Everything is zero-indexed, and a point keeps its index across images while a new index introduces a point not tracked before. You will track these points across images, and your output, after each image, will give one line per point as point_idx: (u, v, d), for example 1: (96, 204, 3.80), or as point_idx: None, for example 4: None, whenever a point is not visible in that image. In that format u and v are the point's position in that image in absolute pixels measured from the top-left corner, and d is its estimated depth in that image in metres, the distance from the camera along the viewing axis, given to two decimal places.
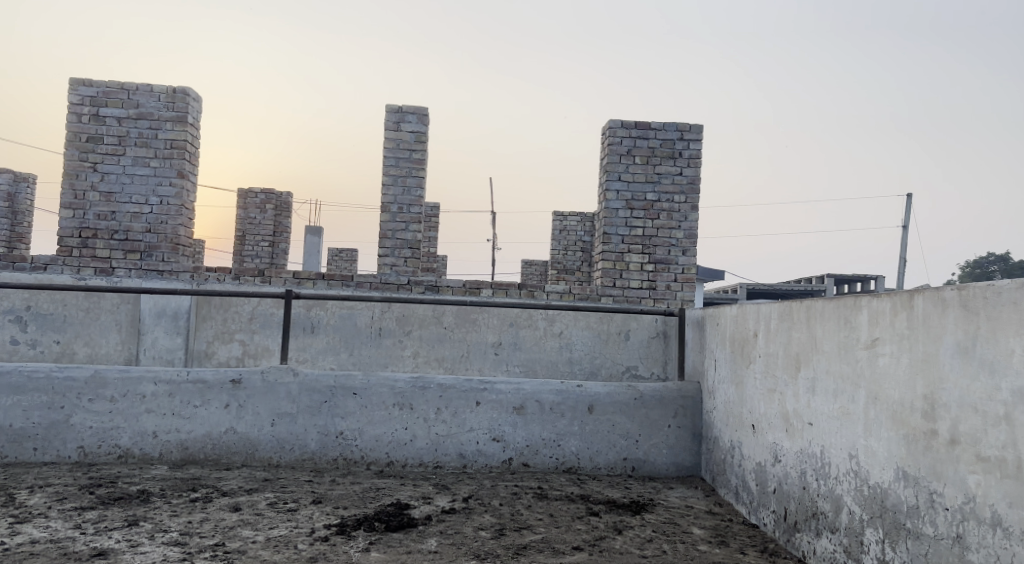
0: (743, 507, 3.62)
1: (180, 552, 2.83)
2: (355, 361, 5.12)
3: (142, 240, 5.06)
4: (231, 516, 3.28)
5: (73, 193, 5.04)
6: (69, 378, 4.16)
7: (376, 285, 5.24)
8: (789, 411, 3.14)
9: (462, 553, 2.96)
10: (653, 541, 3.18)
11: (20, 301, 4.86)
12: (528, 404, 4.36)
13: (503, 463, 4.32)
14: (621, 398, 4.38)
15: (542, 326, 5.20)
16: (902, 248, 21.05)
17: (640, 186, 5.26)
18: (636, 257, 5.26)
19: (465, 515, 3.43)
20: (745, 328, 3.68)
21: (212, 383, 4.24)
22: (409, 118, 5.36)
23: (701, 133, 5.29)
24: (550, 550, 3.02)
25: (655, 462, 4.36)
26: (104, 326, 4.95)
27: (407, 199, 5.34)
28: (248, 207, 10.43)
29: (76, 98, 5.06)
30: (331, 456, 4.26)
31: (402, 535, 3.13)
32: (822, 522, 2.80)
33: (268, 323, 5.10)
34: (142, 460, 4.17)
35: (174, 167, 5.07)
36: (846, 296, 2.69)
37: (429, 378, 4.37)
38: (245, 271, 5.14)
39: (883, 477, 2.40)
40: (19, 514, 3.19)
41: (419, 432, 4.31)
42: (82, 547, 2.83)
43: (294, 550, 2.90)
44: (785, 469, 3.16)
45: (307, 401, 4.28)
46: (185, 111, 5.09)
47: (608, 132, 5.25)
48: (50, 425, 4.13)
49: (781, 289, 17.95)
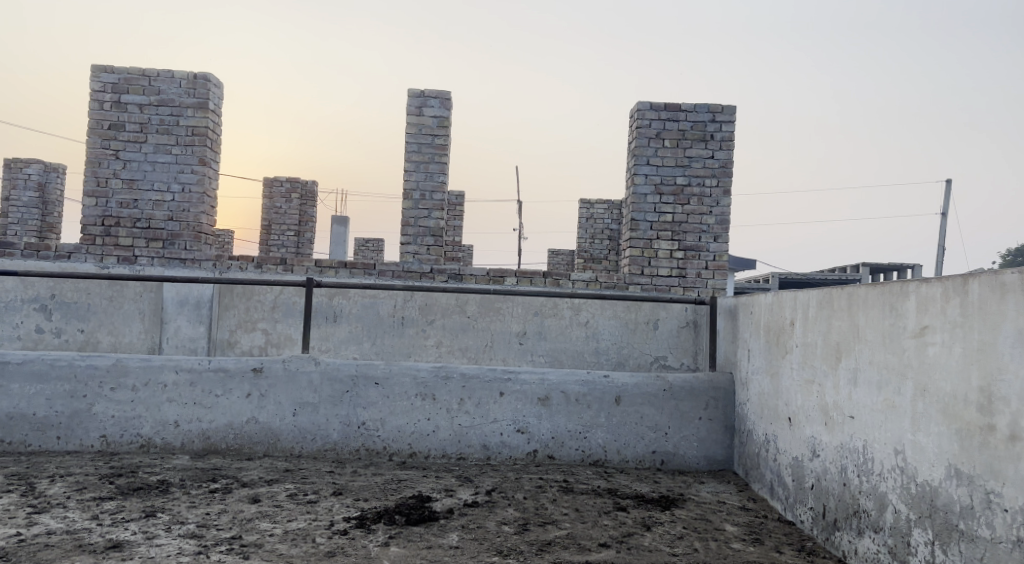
0: (779, 503, 3.47)
1: (196, 545, 2.76)
2: (378, 351, 5.04)
3: (164, 228, 5.03)
4: (250, 507, 3.21)
5: (96, 180, 5.01)
6: (91, 366, 4.13)
7: (398, 274, 5.13)
8: (828, 404, 2.98)
9: (484, 549, 2.85)
10: (683, 538, 3.05)
11: (45, 290, 4.85)
12: (553, 395, 4.23)
13: (527, 455, 4.21)
14: (650, 389, 4.23)
15: (568, 315, 5.07)
16: (941, 235, 20.51)
17: (669, 170, 5.09)
18: (665, 244, 5.10)
19: (487, 509, 3.32)
20: (781, 317, 3.51)
21: (233, 371, 4.18)
22: (431, 103, 5.25)
23: (734, 114, 5.10)
24: (575, 547, 2.90)
25: (685, 455, 4.22)
26: (127, 315, 4.93)
27: (429, 185, 5.23)
28: (274, 197, 10.42)
29: (98, 85, 5.03)
30: (353, 447, 4.19)
31: (423, 529, 3.04)
32: (865, 520, 2.65)
33: (290, 312, 5.04)
34: (164, 449, 4.13)
35: (196, 154, 5.03)
36: (893, 282, 2.52)
37: (452, 368, 4.27)
38: (267, 260, 5.07)
39: (933, 474, 2.25)
40: (38, 503, 3.15)
41: (441, 423, 4.21)
42: (98, 539, 2.77)
43: (311, 544, 2.82)
44: (824, 464, 3.00)
45: (329, 390, 4.20)
46: (206, 98, 5.04)
47: (637, 114, 5.10)
48: (73, 414, 4.10)
49: (813, 279, 17.53)
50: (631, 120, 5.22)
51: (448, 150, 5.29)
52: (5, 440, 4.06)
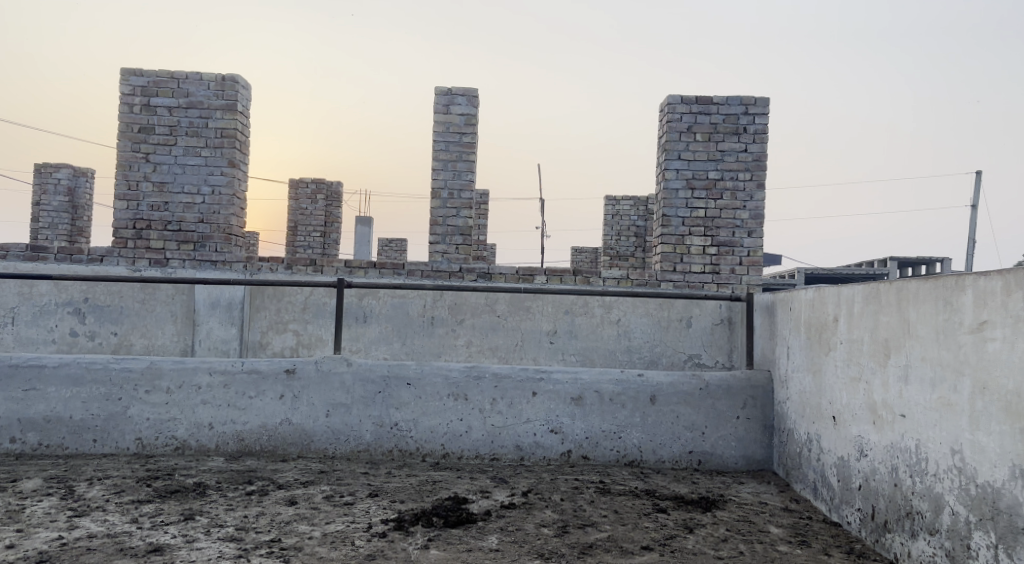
0: (823, 504, 3.39)
1: (236, 548, 2.75)
2: (408, 351, 5.02)
3: (195, 230, 5.04)
4: (287, 510, 3.19)
5: (127, 184, 5.03)
6: (126, 369, 4.14)
7: (427, 273, 5.10)
8: (876, 402, 2.90)
9: (525, 552, 2.80)
10: (727, 541, 2.98)
11: (78, 293, 4.89)
12: (587, 394, 4.18)
13: (562, 455, 4.16)
14: (685, 388, 4.17)
15: (599, 313, 5.01)
16: (970, 227, 20.15)
17: (701, 164, 5.01)
18: (697, 240, 5.03)
19: (525, 511, 3.28)
20: (824, 313, 3.44)
21: (266, 373, 4.18)
22: (459, 100, 5.22)
23: (767, 107, 5.00)
24: (618, 550, 2.85)
25: (722, 455, 4.14)
26: (159, 317, 4.94)
27: (457, 184, 5.20)
28: (299, 198, 10.45)
29: (128, 88, 5.05)
30: (386, 448, 4.16)
31: (461, 532, 3.00)
32: (919, 522, 2.58)
33: (320, 313, 5.04)
34: (199, 452, 4.13)
35: (225, 156, 5.04)
36: (947, 275, 2.46)
37: (484, 368, 4.23)
38: (297, 261, 5.07)
39: (995, 475, 2.20)
40: (77, 507, 3.15)
41: (474, 423, 4.18)
42: (138, 542, 2.76)
43: (351, 547, 2.79)
44: (872, 464, 2.93)
45: (362, 391, 4.18)
46: (234, 99, 5.04)
47: (667, 108, 5.03)
48: (108, 417, 4.12)
49: (841, 274, 17.28)
50: (661, 114, 5.15)
51: (476, 148, 5.26)
52: (42, 443, 4.08)
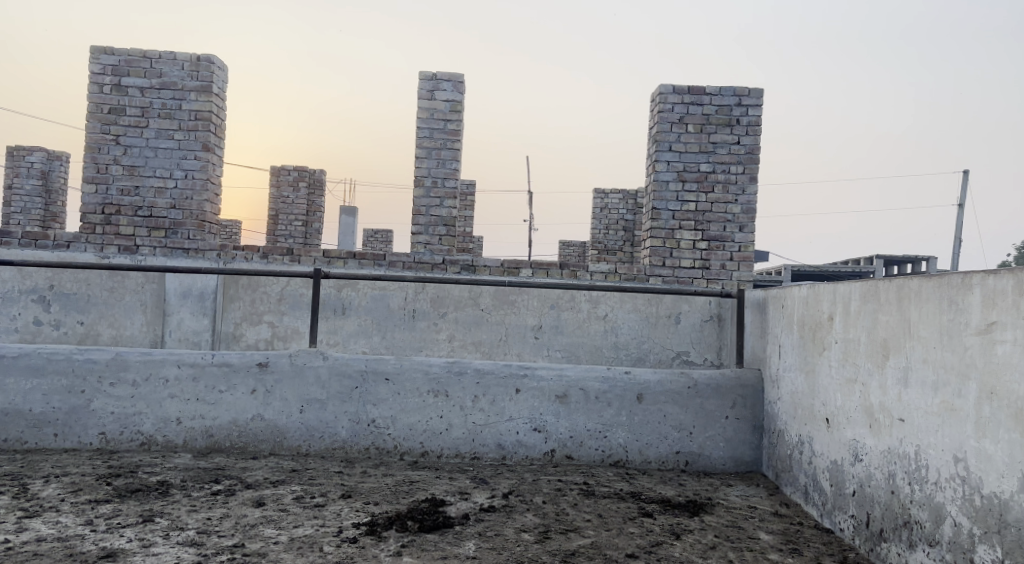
0: (815, 510, 3.26)
1: (196, 554, 2.58)
2: (388, 345, 4.85)
3: (166, 217, 4.84)
4: (254, 512, 3.02)
5: (96, 167, 4.83)
6: (90, 360, 3.95)
7: (410, 265, 4.93)
8: (873, 405, 2.77)
9: (503, 560, 2.65)
10: (716, 548, 2.85)
11: (43, 281, 4.68)
12: (571, 392, 4.03)
13: (545, 455, 4.01)
14: (674, 387, 4.03)
15: (586, 309, 4.87)
16: (957, 228, 20.20)
17: (693, 156, 4.87)
18: (687, 235, 4.89)
19: (505, 514, 3.13)
20: (818, 312, 3.30)
21: (238, 366, 4.00)
22: (444, 86, 5.04)
23: (761, 98, 4.87)
24: (601, 558, 2.71)
25: (710, 456, 4.01)
26: (129, 307, 4.75)
27: (441, 172, 5.03)
28: (281, 186, 10.24)
29: (98, 67, 4.84)
30: (363, 445, 4.00)
31: (438, 537, 2.84)
32: (917, 533, 2.45)
33: (296, 305, 4.86)
34: (166, 448, 3.95)
35: (199, 139, 4.84)
36: (953, 273, 2.32)
37: (466, 363, 4.07)
38: (273, 251, 4.89)
39: (1002, 486, 2.07)
40: (29, 507, 2.97)
41: (455, 421, 4.02)
42: (90, 547, 2.59)
43: (319, 554, 2.63)
44: (868, 470, 2.80)
45: (338, 386, 4.01)
46: (210, 81, 4.84)
47: (659, 97, 4.88)
48: (70, 411, 3.93)
49: (828, 272, 17.28)
50: (653, 104, 5.00)
51: (462, 136, 5.09)
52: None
